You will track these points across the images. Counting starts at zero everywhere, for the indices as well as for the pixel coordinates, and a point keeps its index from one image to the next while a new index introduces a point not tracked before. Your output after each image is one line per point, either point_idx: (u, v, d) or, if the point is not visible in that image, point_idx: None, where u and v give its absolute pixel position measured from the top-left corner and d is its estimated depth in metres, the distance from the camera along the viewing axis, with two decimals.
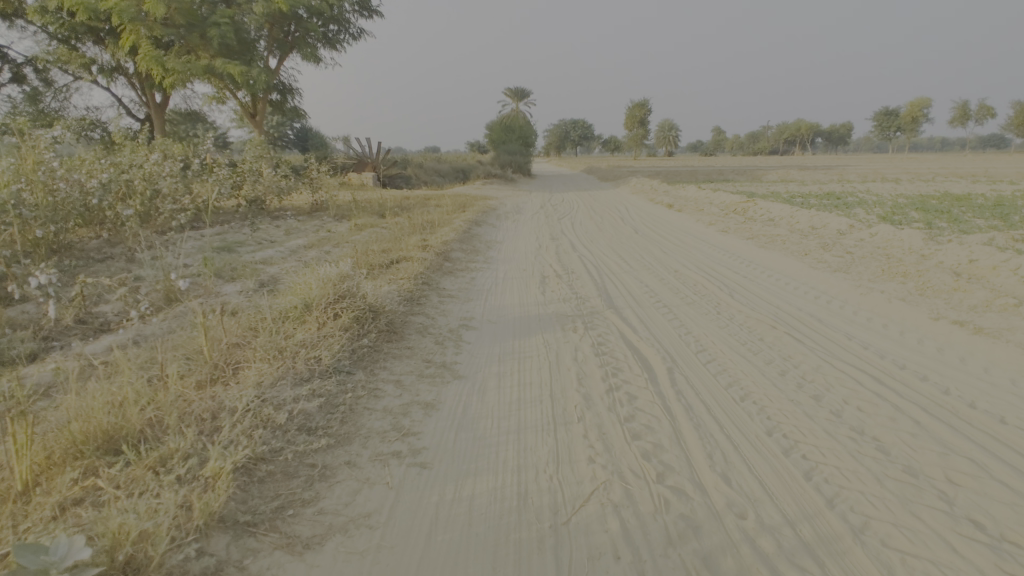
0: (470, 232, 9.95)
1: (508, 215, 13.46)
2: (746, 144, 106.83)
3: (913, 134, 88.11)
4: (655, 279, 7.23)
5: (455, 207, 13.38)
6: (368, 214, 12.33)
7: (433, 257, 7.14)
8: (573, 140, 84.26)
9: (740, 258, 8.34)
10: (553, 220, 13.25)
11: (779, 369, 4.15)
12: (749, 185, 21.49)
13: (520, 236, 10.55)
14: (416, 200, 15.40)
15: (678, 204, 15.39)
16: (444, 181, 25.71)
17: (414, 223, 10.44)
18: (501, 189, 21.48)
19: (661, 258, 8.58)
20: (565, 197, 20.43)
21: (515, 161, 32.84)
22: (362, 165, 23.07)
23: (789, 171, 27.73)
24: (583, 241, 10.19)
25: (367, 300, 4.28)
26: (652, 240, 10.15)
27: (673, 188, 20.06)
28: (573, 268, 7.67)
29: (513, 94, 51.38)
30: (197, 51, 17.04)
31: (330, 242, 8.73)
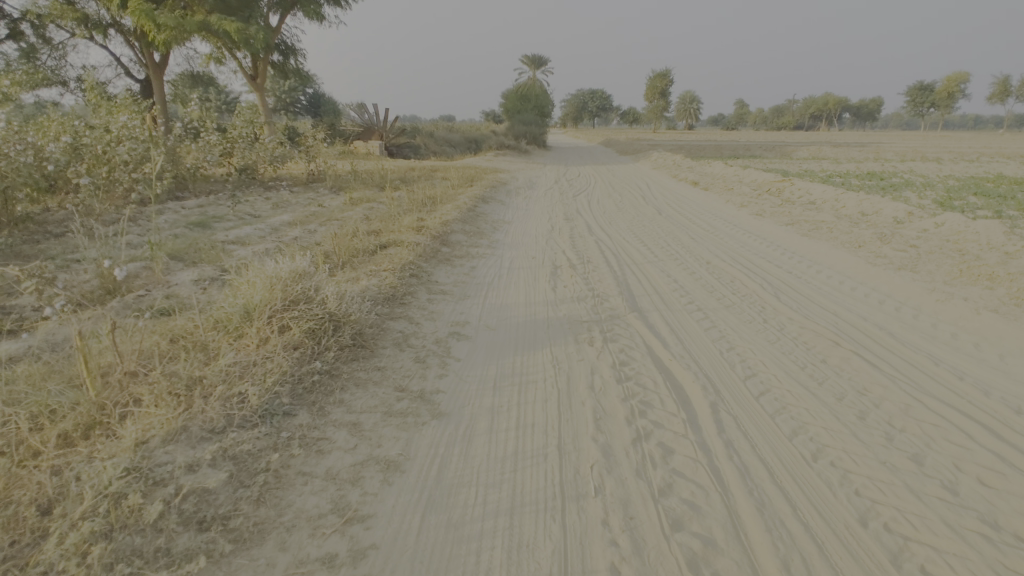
0: (475, 209, 9.00)
1: (519, 190, 12.44)
2: (770, 118, 103.12)
3: (949, 110, 84.13)
4: (685, 272, 6.24)
5: (462, 180, 12.39)
6: (367, 187, 11.41)
7: (429, 241, 6.22)
8: (590, 111, 81.79)
9: (782, 248, 7.30)
10: (567, 197, 12.22)
11: (857, 410, 3.20)
12: (778, 162, 20.13)
13: (532, 215, 9.55)
14: (422, 172, 14.38)
15: (704, 181, 14.22)
16: (454, 151, 24.57)
17: (414, 199, 9.50)
18: (513, 161, 20.35)
19: (689, 246, 7.56)
20: (582, 171, 19.26)
21: (530, 132, 31.45)
22: (368, 133, 22.01)
23: (819, 148, 26.15)
24: (601, 222, 9.18)
25: (329, 305, 3.37)
26: (678, 224, 9.10)
27: (697, 164, 18.77)
28: (590, 257, 6.70)
29: (531, 61, 49.41)
30: (192, 6, 15.95)
31: (317, 220, 7.84)
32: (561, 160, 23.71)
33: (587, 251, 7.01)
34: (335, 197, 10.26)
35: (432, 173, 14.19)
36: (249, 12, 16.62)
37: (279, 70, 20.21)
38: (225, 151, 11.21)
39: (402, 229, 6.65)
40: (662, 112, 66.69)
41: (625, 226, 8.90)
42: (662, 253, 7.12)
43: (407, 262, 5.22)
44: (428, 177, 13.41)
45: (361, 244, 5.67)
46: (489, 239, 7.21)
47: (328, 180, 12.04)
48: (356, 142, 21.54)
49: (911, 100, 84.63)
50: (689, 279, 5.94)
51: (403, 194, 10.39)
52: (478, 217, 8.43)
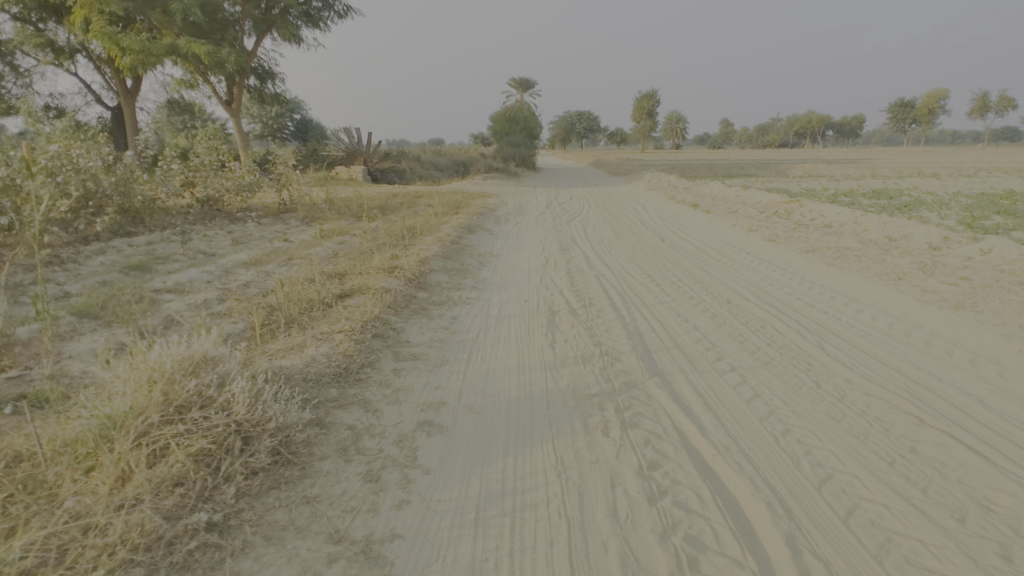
0: (460, 240, 8.09)
1: (509, 216, 11.58)
2: (756, 137, 104.27)
3: (930, 126, 85.44)
4: (705, 315, 5.32)
5: (447, 208, 11.51)
6: (343, 218, 10.50)
7: (403, 286, 5.26)
8: (578, 133, 82.18)
9: (808, 281, 6.43)
10: (560, 223, 11.38)
11: (994, 545, 2.24)
12: (775, 180, 19.53)
13: (524, 245, 8.64)
14: (404, 199, 13.47)
15: (704, 203, 13.47)
16: (441, 175, 23.80)
17: (392, 230, 8.58)
18: (502, 185, 19.57)
19: (703, 280, 6.66)
20: (574, 194, 18.51)
21: (519, 154, 30.88)
22: (351, 158, 21.19)
23: (813, 166, 25.69)
24: (600, 253, 8.31)
25: (236, 402, 2.35)
26: (685, 253, 8.23)
27: (693, 184, 18.10)
28: (592, 299, 5.79)
29: (519, 84, 49.54)
30: (160, 29, 15.19)
31: (278, 258, 6.88)
32: (552, 182, 23.02)
33: (588, 291, 6.09)
34: (305, 229, 9.34)
35: (415, 200, 13.30)
36: (221, 35, 15.85)
37: (256, 94, 19.35)
38: (186, 181, 10.27)
39: (372, 270, 5.70)
40: (651, 132, 66.98)
41: (628, 257, 8.02)
42: (673, 291, 6.21)
43: (373, 315, 4.24)
44: (411, 204, 12.51)
45: (319, 293, 4.71)
46: (475, 278, 6.27)
47: (301, 210, 11.12)
48: (338, 168, 20.69)
49: (893, 117, 85.86)
50: (711, 324, 5.02)
51: (382, 224, 9.49)
52: (463, 250, 7.51)
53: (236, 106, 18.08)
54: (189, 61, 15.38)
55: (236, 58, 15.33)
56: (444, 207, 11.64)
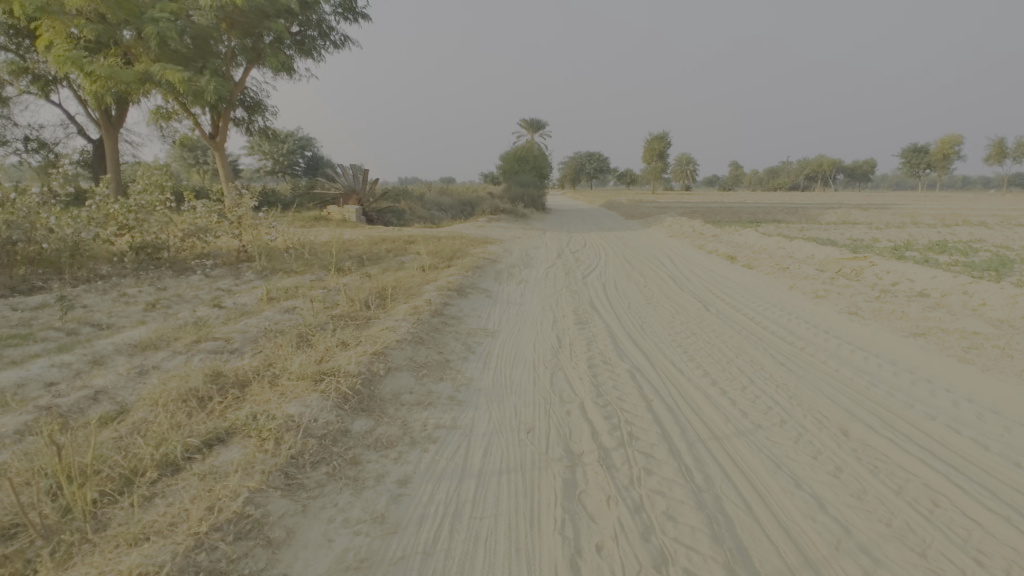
0: (444, 311, 6.12)
1: (513, 270, 9.69)
2: (767, 179, 103.33)
3: (945, 172, 84.25)
4: (822, 463, 3.29)
5: (437, 259, 9.60)
6: (309, 271, 8.61)
7: (329, 412, 3.23)
8: (588, 173, 81.62)
9: (946, 392, 4.40)
10: (575, 280, 9.45)
11: None
12: (810, 228, 17.71)
13: (530, 315, 6.69)
14: (391, 247, 11.56)
15: (742, 255, 11.53)
16: (443, 215, 22.18)
17: (358, 292, 6.65)
18: (507, 228, 17.73)
19: (788, 384, 4.61)
20: (587, 239, 16.69)
21: (529, 194, 29.40)
22: (345, 197, 19.61)
23: (845, 211, 23.77)
24: (629, 329, 6.32)
25: None
26: (745, 333, 6.21)
27: (721, 230, 16.25)
28: (633, 424, 3.77)
29: (530, 124, 48.89)
30: (139, 56, 13.91)
31: (186, 337, 4.94)
32: (563, 225, 21.26)
33: (625, 406, 4.08)
34: (255, 286, 7.42)
35: (403, 248, 11.40)
36: (203, 63, 14.19)
37: (244, 126, 17.81)
38: (118, 224, 8.38)
39: (293, 375, 3.68)
40: (661, 172, 66.06)
41: (670, 338, 6.03)
42: (749, 405, 4.19)
43: (232, 512, 2.22)
44: (397, 254, 10.63)
45: (167, 440, 2.69)
46: (456, 381, 4.26)
47: (262, 260, 9.24)
48: (330, 207, 19.01)
49: (908, 162, 84.92)
50: (843, 493, 2.98)
51: (353, 284, 7.58)
52: (445, 328, 5.54)
53: (220, 139, 16.68)
54: (164, 90, 13.90)
55: (215, 88, 13.76)
56: (434, 258, 9.74)
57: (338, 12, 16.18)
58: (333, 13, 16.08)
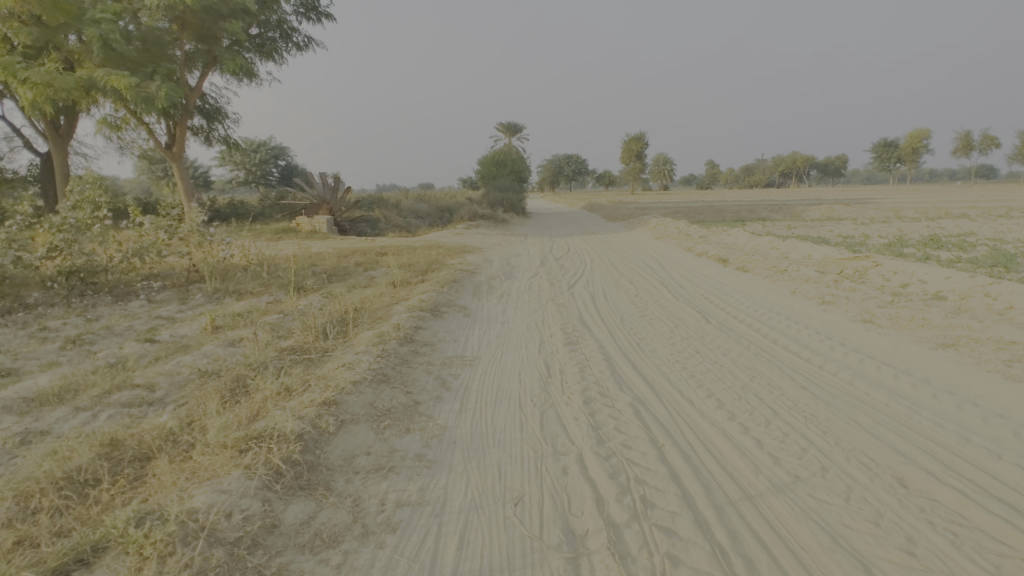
0: (415, 338, 5.34)
1: (493, 282, 8.94)
2: (743, 177, 104.35)
3: (915, 166, 86.05)
4: (888, 533, 2.60)
5: (409, 274, 8.79)
6: (266, 292, 7.75)
7: (251, 499, 2.43)
8: (567, 176, 81.32)
9: (1002, 419, 3.77)
10: (561, 291, 8.73)
11: None
12: (797, 226, 17.31)
13: (514, 336, 5.94)
14: (361, 261, 10.72)
15: (734, 257, 10.96)
16: (420, 223, 21.38)
17: (317, 318, 5.83)
18: (487, 235, 16.98)
19: (817, 415, 3.93)
20: (570, 244, 16.04)
21: (508, 199, 28.70)
22: (315, 207, 18.68)
23: (828, 207, 23.51)
24: (626, 350, 5.60)
25: None
26: (755, 349, 5.54)
27: (707, 231, 15.75)
28: (645, 483, 3.04)
29: (507, 128, 48.23)
30: (83, 62, 12.90)
31: (99, 383, 4.09)
32: (544, 229, 20.58)
33: (632, 457, 3.35)
34: (201, 313, 6.55)
35: (373, 262, 10.56)
36: (154, 67, 13.19)
37: (203, 134, 16.74)
38: (47, 246, 7.44)
39: (213, 442, 2.87)
40: (640, 173, 66.06)
41: (672, 359, 5.34)
42: (779, 446, 3.49)
43: None
44: (367, 269, 9.80)
45: None
46: (427, 432, 3.49)
47: (216, 281, 8.36)
48: (299, 218, 18.05)
49: (878, 156, 86.57)
50: None
51: (314, 307, 6.76)
52: (415, 360, 4.76)
53: (178, 149, 15.62)
54: (110, 97, 12.88)
55: (167, 94, 12.76)
56: (407, 272, 8.94)
57: (299, 12, 15.36)
58: (294, 13, 15.25)
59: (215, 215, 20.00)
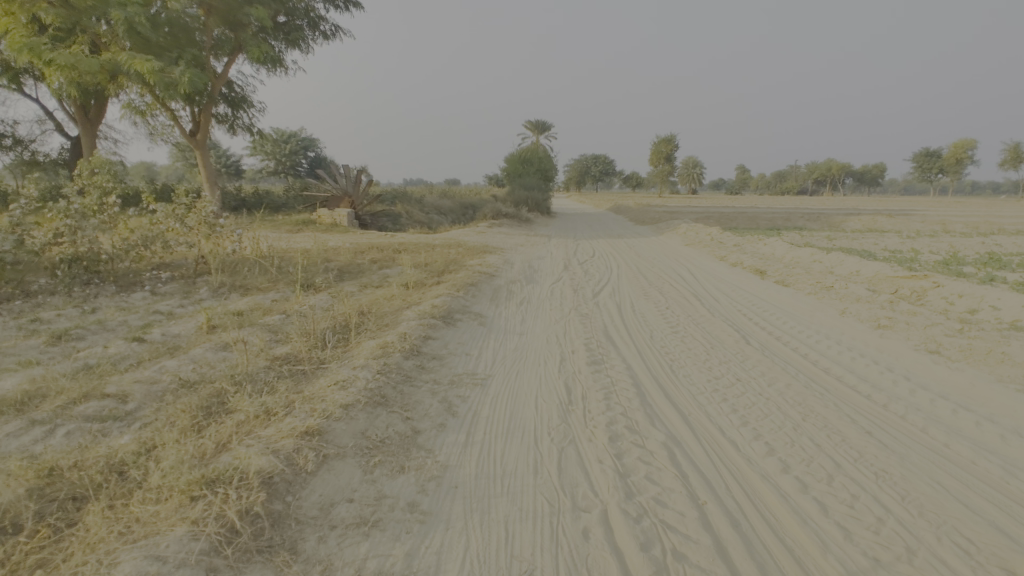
0: (423, 350, 4.83)
1: (513, 287, 8.40)
2: (775, 183, 101.72)
3: (958, 177, 82.62)
4: None
5: (424, 275, 8.30)
6: (273, 289, 7.34)
7: (192, 570, 1.94)
8: (594, 176, 80.28)
9: None
10: (585, 300, 8.14)
11: None
12: (837, 237, 16.37)
13: (533, 351, 5.40)
14: (376, 259, 10.31)
15: (773, 269, 10.22)
16: (442, 219, 20.98)
17: (320, 322, 5.38)
18: (509, 235, 16.46)
19: (890, 472, 3.30)
20: (596, 247, 15.40)
21: (533, 198, 28.12)
22: (337, 200, 18.41)
23: (869, 217, 22.36)
24: (657, 373, 5.00)
25: None
26: (805, 379, 4.89)
27: (741, 239, 14.94)
28: (685, 559, 2.47)
29: (535, 126, 47.56)
30: (109, 45, 12.77)
31: (68, 390, 3.67)
32: (569, 230, 19.95)
33: (668, 519, 2.77)
34: (201, 308, 6.16)
35: (389, 260, 10.12)
36: (179, 52, 12.97)
37: (227, 122, 16.53)
38: (52, 231, 7.15)
39: (166, 483, 2.40)
40: (668, 176, 64.75)
41: (711, 387, 4.73)
42: (848, 514, 2.88)
43: None
44: (382, 268, 9.37)
45: None
46: (424, 473, 2.96)
47: (224, 274, 8.00)
48: (320, 210, 17.78)
49: (919, 166, 83.36)
50: None
51: (319, 308, 6.32)
52: (420, 376, 4.24)
53: (202, 136, 15.44)
54: (134, 82, 12.71)
55: (190, 80, 12.53)
56: (422, 273, 8.48)
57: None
58: (322, 1, 14.95)
59: (242, 204, 20.21)
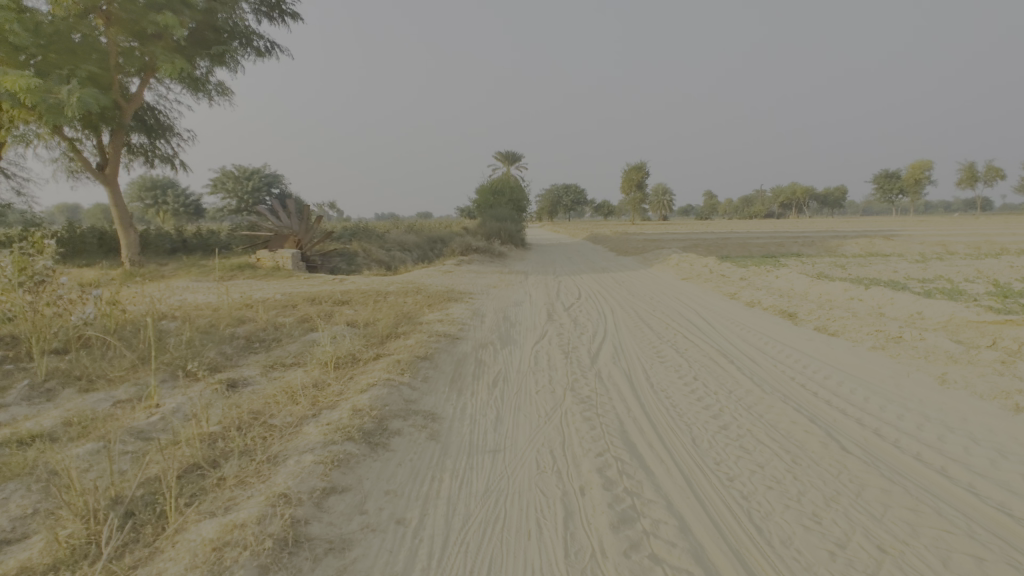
0: (309, 534, 2.55)
1: (485, 356, 6.21)
2: (743, 208, 102.88)
3: (919, 197, 84.74)
4: None
5: (359, 346, 6.01)
6: (128, 381, 4.96)
7: None
8: (566, 206, 79.63)
9: None
10: (584, 370, 5.99)
11: None
12: (845, 264, 14.79)
13: (517, 502, 3.16)
14: (305, 319, 7.96)
15: (807, 312, 8.32)
16: (406, 256, 18.83)
17: (139, 471, 3.05)
18: (481, 274, 14.36)
19: None
20: (581, 285, 13.41)
21: (507, 229, 26.24)
22: (280, 239, 16.09)
23: (864, 240, 20.96)
24: (737, 544, 2.83)
25: None
26: (996, 542, 2.81)
27: (745, 270, 13.16)
28: None
29: (505, 156, 46.27)
30: None
31: None
32: (547, 264, 17.99)
33: None
34: None
35: (321, 321, 7.79)
36: (70, 68, 10.74)
37: (143, 154, 14.19)
38: None
39: None
40: (641, 203, 64.09)
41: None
42: None
43: None
44: (308, 333, 7.04)
45: None
46: None
47: (68, 355, 5.56)
48: (260, 251, 15.39)
49: (881, 188, 85.34)
50: None
51: (174, 421, 3.99)
52: None
53: (111, 172, 13.06)
54: (12, 105, 10.40)
55: (79, 100, 10.19)
56: (356, 342, 6.19)
57: (259, 10, 13.14)
58: (253, 11, 13.04)
59: (183, 245, 18.31)
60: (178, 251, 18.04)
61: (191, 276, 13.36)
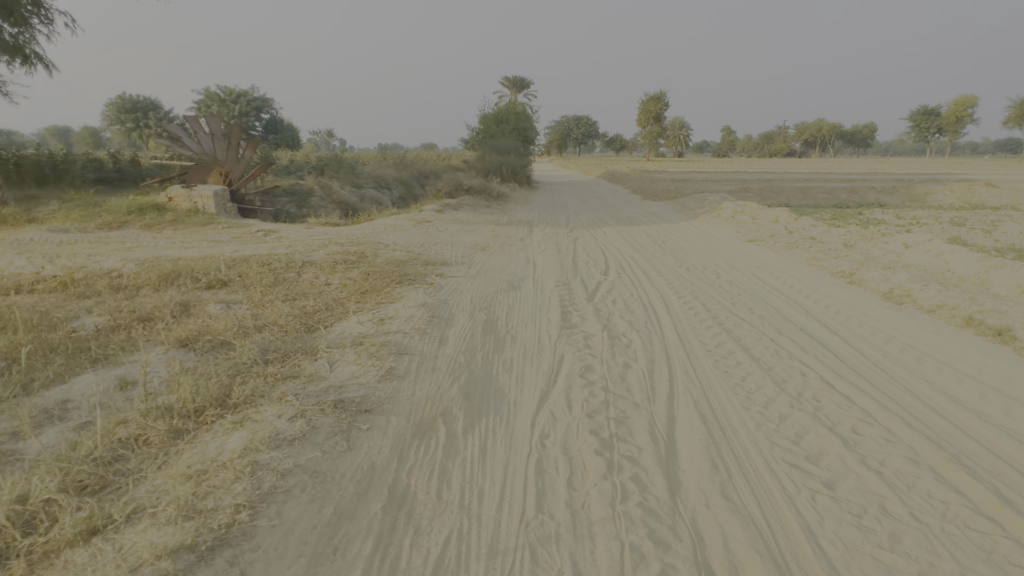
0: None
1: (420, 480, 2.57)
2: (766, 145, 96.06)
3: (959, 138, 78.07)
4: None
5: (86, 470, 2.34)
6: None
7: None
8: (575, 139, 73.71)
9: None
10: (663, 536, 2.36)
11: None
12: (965, 223, 10.85)
13: None
14: (111, 331, 4.24)
15: None
16: (380, 195, 14.96)
17: None
18: (469, 225, 10.56)
19: None
20: (606, 244, 9.62)
21: (508, 163, 21.92)
22: (201, 171, 12.06)
23: (955, 188, 16.75)
24: None
25: None
26: None
27: (841, 231, 9.29)
28: None
29: (512, 81, 40.83)
30: None
31: None
32: (558, 211, 14.08)
33: None
34: None
35: (129, 340, 4.07)
36: None
37: None
38: None
39: None
40: (659, 136, 58.15)
41: None
42: None
43: None
44: (65, 380, 3.36)
45: None
46: None
47: None
48: (174, 187, 11.51)
49: (919, 126, 78.59)
50: None
51: None
52: None
53: None
54: None
55: None
56: (91, 448, 2.50)
57: None
58: None
59: (100, 175, 14.43)
60: (91, 183, 14.17)
61: (67, 222, 9.63)
